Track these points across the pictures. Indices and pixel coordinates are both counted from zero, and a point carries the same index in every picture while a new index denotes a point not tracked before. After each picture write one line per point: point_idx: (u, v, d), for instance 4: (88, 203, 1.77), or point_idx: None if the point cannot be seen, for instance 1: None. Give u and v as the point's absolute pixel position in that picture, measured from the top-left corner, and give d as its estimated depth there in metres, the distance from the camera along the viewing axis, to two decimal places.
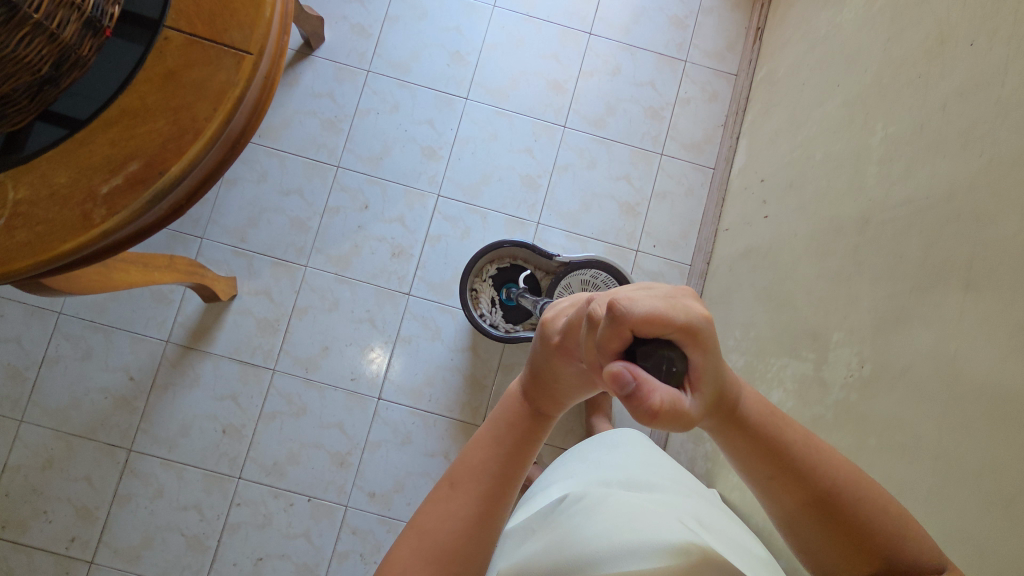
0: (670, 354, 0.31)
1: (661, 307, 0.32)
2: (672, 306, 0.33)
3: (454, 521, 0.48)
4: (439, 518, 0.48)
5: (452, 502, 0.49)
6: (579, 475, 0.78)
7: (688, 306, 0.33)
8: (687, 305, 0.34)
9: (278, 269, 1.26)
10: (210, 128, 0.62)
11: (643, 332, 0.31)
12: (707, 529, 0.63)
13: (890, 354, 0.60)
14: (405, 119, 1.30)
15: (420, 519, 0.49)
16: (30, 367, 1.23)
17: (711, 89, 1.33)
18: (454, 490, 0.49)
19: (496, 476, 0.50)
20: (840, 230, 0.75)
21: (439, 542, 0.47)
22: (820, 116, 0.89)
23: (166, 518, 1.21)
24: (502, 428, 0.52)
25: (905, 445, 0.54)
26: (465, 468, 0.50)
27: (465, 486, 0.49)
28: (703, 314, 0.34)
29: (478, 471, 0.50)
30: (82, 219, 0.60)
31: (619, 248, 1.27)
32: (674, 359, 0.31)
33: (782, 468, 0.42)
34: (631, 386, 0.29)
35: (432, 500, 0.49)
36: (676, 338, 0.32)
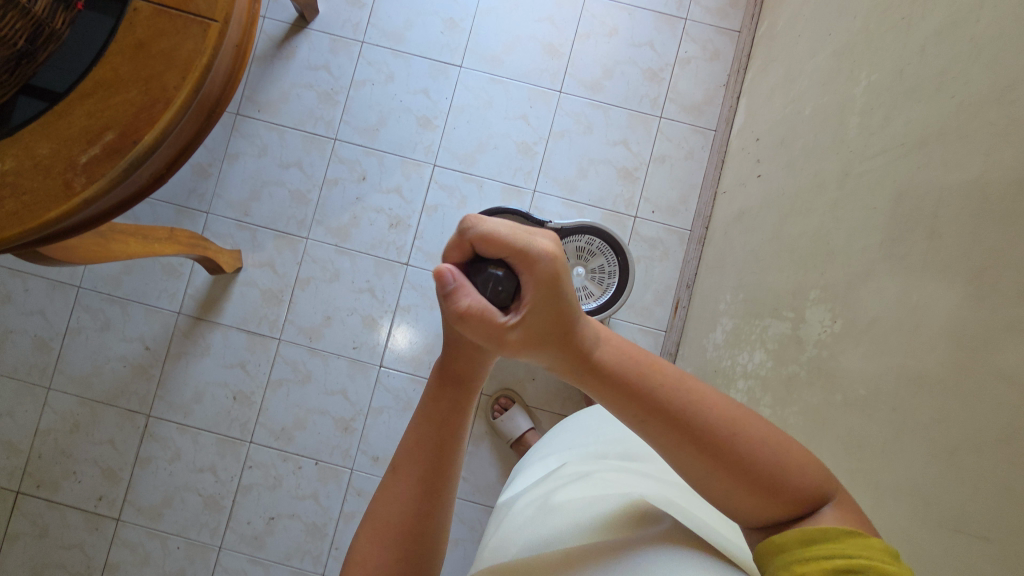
0: (496, 275, 0.39)
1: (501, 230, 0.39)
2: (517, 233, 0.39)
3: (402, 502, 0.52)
4: (388, 502, 0.52)
5: (396, 485, 0.53)
6: (574, 445, 0.76)
7: (530, 239, 0.39)
8: (535, 238, 0.40)
9: (281, 241, 1.29)
10: (179, 96, 0.64)
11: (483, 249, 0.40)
12: (691, 502, 0.62)
13: (859, 307, 0.58)
14: (400, 89, 1.30)
15: (376, 508, 0.53)
16: (55, 337, 1.31)
17: (712, 48, 1.28)
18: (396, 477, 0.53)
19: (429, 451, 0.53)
20: (822, 185, 0.72)
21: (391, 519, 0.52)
22: (812, 68, 0.85)
23: (184, 479, 1.28)
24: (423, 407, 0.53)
25: (865, 398, 0.54)
26: (405, 452, 0.53)
27: (405, 471, 0.53)
28: (547, 249, 0.40)
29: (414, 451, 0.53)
30: (64, 188, 0.62)
31: (616, 215, 1.26)
32: (499, 279, 0.39)
33: (657, 417, 0.44)
34: (449, 284, 0.40)
35: (380, 493, 0.53)
36: (512, 259, 0.39)
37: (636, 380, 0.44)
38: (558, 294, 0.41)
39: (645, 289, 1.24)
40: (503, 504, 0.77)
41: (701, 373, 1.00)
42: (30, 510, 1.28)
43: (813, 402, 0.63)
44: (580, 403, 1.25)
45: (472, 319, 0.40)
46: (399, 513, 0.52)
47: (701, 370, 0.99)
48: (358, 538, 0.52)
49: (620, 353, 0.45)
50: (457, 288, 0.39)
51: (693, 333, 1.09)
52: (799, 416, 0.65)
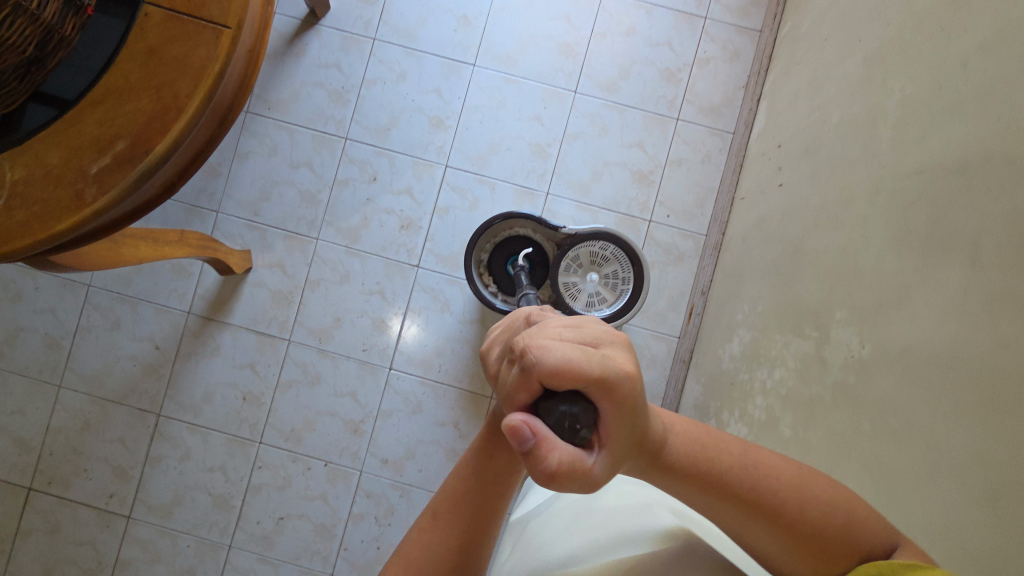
0: (575, 413, 0.38)
1: (575, 361, 0.38)
2: (591, 360, 0.39)
3: (438, 551, 0.53)
4: (420, 548, 0.53)
5: (433, 533, 0.54)
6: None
7: (602, 362, 0.39)
8: (604, 359, 0.40)
9: (291, 241, 1.28)
10: (191, 104, 0.62)
11: (555, 384, 0.38)
12: (706, 516, 0.62)
13: (891, 334, 0.57)
14: (412, 88, 1.28)
15: (406, 549, 0.54)
16: (65, 336, 1.31)
17: (732, 48, 1.25)
18: (433, 523, 0.54)
19: (473, 511, 0.54)
20: (850, 200, 0.70)
21: (426, 571, 0.52)
22: (839, 75, 0.82)
23: (194, 478, 1.28)
24: (471, 466, 0.55)
25: (896, 430, 0.53)
26: (444, 502, 0.55)
27: (444, 519, 0.54)
28: (622, 370, 0.40)
29: (455, 502, 0.55)
30: (75, 199, 0.61)
31: (630, 219, 1.24)
32: (577, 417, 0.38)
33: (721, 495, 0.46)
34: (532, 441, 0.35)
35: (413, 535, 0.55)
36: (590, 393, 0.38)
37: (702, 462, 0.46)
38: (627, 414, 0.40)
39: (659, 295, 1.22)
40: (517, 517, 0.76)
41: (716, 384, 0.98)
42: (42, 507, 1.29)
43: (838, 427, 0.61)
44: None
45: (562, 475, 0.36)
46: (433, 557, 0.53)
47: (717, 381, 0.98)
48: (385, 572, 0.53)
49: (683, 439, 0.47)
50: (545, 444, 0.36)
51: (708, 342, 1.08)
52: (823, 440, 0.63)
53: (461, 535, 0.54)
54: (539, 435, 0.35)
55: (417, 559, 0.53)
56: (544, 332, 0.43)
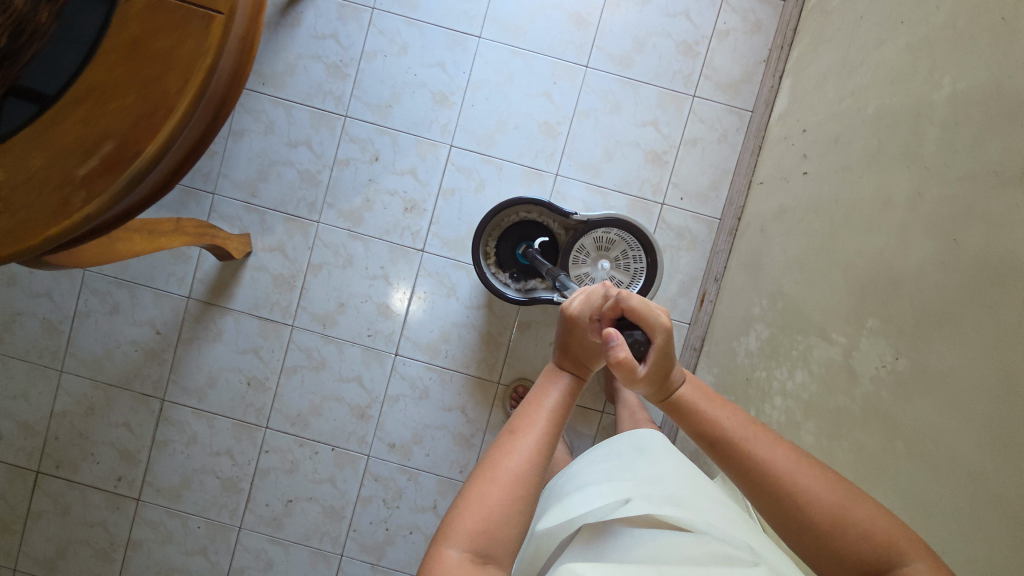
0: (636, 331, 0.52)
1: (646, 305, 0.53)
2: (657, 309, 0.53)
3: (529, 456, 0.49)
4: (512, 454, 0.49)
5: (522, 439, 0.50)
6: (622, 475, 0.67)
7: (663, 313, 0.53)
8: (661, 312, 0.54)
9: (291, 224, 1.24)
10: (181, 103, 0.56)
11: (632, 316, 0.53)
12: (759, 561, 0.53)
13: (932, 353, 0.54)
14: (414, 62, 1.21)
15: (496, 461, 0.49)
16: (64, 321, 1.28)
17: (754, 19, 1.18)
18: (516, 435, 0.51)
19: (557, 420, 0.53)
20: (886, 201, 0.66)
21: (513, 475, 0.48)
22: (876, 60, 0.77)
23: (202, 462, 1.28)
24: (546, 391, 0.56)
25: (936, 457, 0.51)
26: (528, 415, 0.53)
27: (527, 430, 0.51)
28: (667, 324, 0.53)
29: (539, 416, 0.53)
30: (62, 205, 0.57)
31: (643, 202, 1.19)
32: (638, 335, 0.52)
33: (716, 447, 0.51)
34: (615, 342, 0.49)
35: (498, 444, 0.50)
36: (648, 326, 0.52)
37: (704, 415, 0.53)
38: (671, 355, 0.53)
39: (670, 280, 1.19)
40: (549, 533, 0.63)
41: (730, 378, 0.96)
42: (51, 490, 1.29)
43: (867, 444, 0.59)
44: (599, 396, 1.22)
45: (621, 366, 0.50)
46: (520, 465, 0.49)
47: (730, 374, 0.96)
48: (468, 485, 0.48)
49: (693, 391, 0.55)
50: (619, 345, 0.49)
51: (720, 331, 1.05)
52: (848, 454, 0.61)
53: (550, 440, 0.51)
54: (618, 338, 0.49)
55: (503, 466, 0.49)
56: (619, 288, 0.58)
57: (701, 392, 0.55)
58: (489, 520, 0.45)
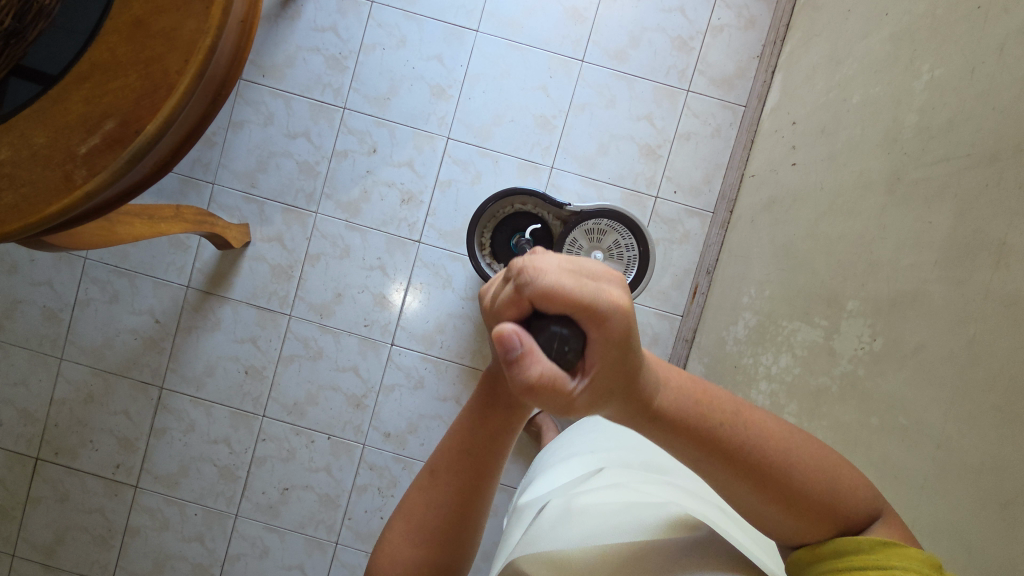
0: (562, 333, 0.31)
1: (567, 286, 0.31)
2: (584, 286, 0.32)
3: (439, 507, 0.50)
4: (422, 504, 0.50)
5: (433, 488, 0.50)
6: (599, 445, 0.70)
7: (603, 291, 0.32)
8: (600, 287, 0.32)
9: (289, 215, 1.26)
10: (181, 82, 0.58)
11: (544, 305, 0.32)
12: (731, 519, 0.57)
13: (906, 330, 0.55)
14: (412, 55, 1.23)
15: (407, 504, 0.51)
16: (64, 309, 1.30)
17: (748, 15, 1.20)
18: (434, 477, 0.51)
19: (473, 460, 0.50)
20: (868, 187, 0.68)
21: (424, 527, 0.50)
22: (862, 51, 0.78)
23: (199, 449, 1.30)
24: (466, 425, 0.51)
25: (906, 428, 0.52)
26: (443, 456, 0.51)
27: (444, 473, 0.50)
28: (618, 302, 0.32)
29: (456, 456, 0.51)
30: (65, 181, 0.58)
31: (636, 195, 1.21)
32: (565, 338, 0.31)
33: (706, 451, 0.40)
34: (518, 350, 0.31)
35: (412, 489, 0.52)
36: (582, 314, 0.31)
37: (686, 416, 0.39)
38: (630, 348, 0.34)
39: (663, 273, 1.21)
40: (529, 505, 0.67)
41: (720, 366, 0.98)
42: (50, 476, 1.31)
43: (845, 421, 0.61)
44: None
45: (544, 391, 0.31)
46: (434, 513, 0.50)
47: (720, 363, 0.98)
48: (387, 527, 0.51)
49: (672, 390, 0.39)
50: (527, 356, 0.31)
51: (711, 322, 1.07)
52: (828, 432, 0.63)
53: (463, 485, 0.50)
54: (518, 345, 0.30)
55: (419, 513, 0.50)
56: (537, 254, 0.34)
57: (688, 381, 0.40)
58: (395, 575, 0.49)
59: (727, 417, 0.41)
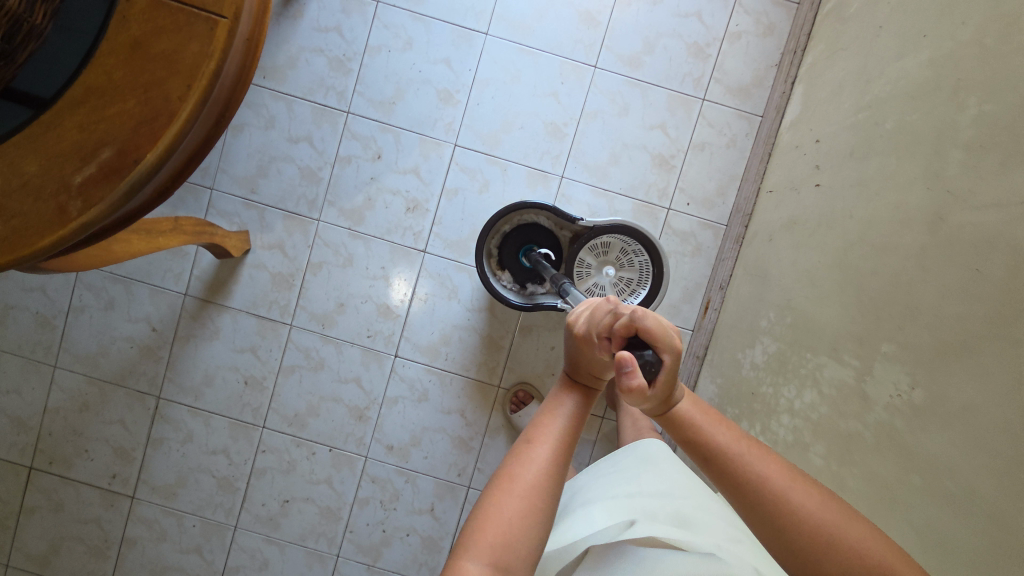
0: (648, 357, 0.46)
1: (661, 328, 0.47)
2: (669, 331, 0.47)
3: (543, 466, 0.49)
4: (525, 463, 0.49)
5: (536, 449, 0.50)
6: (619, 492, 0.70)
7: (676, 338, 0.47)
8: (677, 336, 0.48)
9: (291, 222, 1.22)
10: (184, 108, 0.55)
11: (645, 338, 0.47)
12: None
13: (953, 385, 0.52)
14: (419, 58, 1.18)
15: (507, 470, 0.49)
16: (58, 315, 1.26)
17: (767, 22, 1.16)
18: (533, 443, 0.51)
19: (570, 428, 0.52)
20: (905, 221, 0.65)
21: (530, 485, 0.47)
22: (895, 72, 0.75)
23: (198, 460, 1.27)
24: (559, 399, 0.55)
25: (953, 492, 0.50)
26: (540, 425, 0.52)
27: (544, 439, 0.51)
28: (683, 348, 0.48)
29: (552, 428, 0.52)
30: (58, 213, 0.55)
31: (648, 206, 1.18)
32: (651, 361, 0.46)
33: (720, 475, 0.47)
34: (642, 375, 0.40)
35: (512, 454, 0.50)
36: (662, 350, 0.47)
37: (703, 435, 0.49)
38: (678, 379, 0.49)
39: (675, 287, 1.18)
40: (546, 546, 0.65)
41: (735, 390, 0.95)
42: (44, 486, 1.28)
43: (880, 470, 0.58)
44: (600, 401, 1.21)
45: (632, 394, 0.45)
46: (537, 473, 0.48)
47: (735, 386, 0.95)
48: (486, 494, 0.48)
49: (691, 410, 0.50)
50: (633, 371, 0.44)
51: (725, 341, 1.04)
52: (860, 479, 0.60)
53: (563, 451, 0.51)
54: (632, 364, 0.44)
55: (521, 474, 0.48)
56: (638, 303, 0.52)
57: (701, 408, 0.50)
58: (505, 531, 0.45)
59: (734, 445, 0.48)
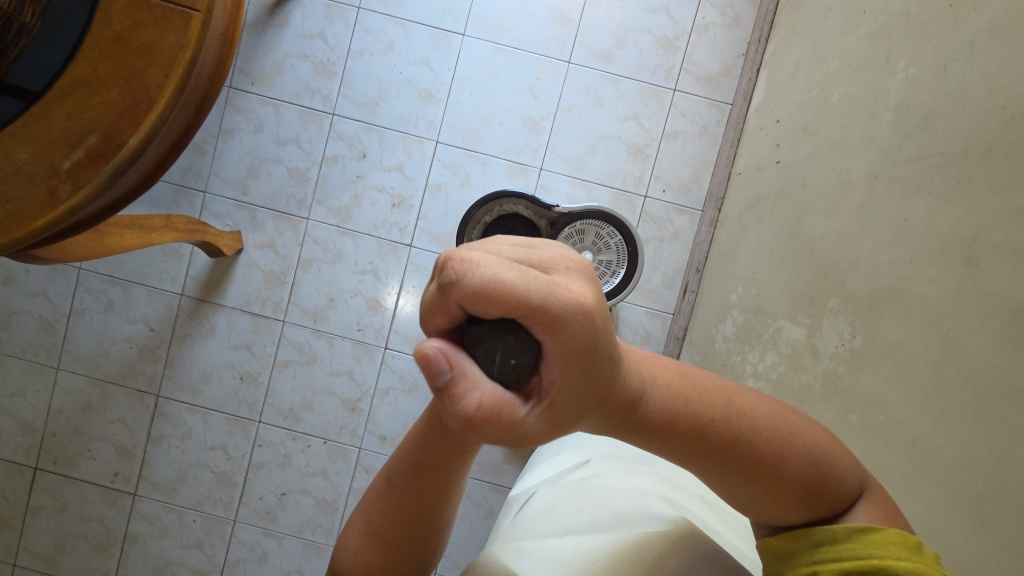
0: (505, 342, 0.30)
1: (509, 285, 0.29)
2: (531, 281, 0.29)
3: (391, 514, 0.47)
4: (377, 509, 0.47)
5: (388, 495, 0.47)
6: (587, 438, 0.72)
7: (554, 290, 0.30)
8: (554, 284, 0.30)
9: (281, 221, 1.26)
10: (163, 96, 0.59)
11: (479, 311, 0.30)
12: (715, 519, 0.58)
13: (883, 328, 0.55)
14: (400, 60, 1.23)
15: (365, 507, 0.48)
16: (60, 319, 1.31)
17: (732, 13, 1.20)
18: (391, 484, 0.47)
19: (427, 466, 0.46)
20: (847, 185, 0.68)
21: (380, 528, 0.47)
22: (841, 49, 0.79)
23: (197, 456, 1.30)
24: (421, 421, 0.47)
25: (884, 426, 0.52)
26: (401, 461, 0.47)
27: (398, 483, 0.47)
28: (575, 300, 0.30)
29: (412, 460, 0.46)
30: (49, 196, 0.59)
31: (625, 194, 1.21)
32: (508, 350, 0.30)
33: (699, 446, 0.40)
34: (445, 374, 0.29)
35: (370, 491, 0.49)
36: (522, 323, 0.30)
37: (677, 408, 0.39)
38: (591, 360, 0.32)
39: (654, 271, 1.21)
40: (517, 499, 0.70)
41: (710, 365, 0.98)
42: (49, 485, 1.31)
43: (826, 417, 0.61)
44: None
45: (485, 416, 0.30)
46: (386, 520, 0.47)
47: (709, 361, 0.98)
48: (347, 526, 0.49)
49: (658, 386, 0.39)
50: (455, 376, 0.29)
51: (701, 320, 1.07)
52: (811, 429, 0.63)
53: (417, 496, 0.46)
54: (440, 358, 0.29)
55: (379, 518, 0.47)
56: (487, 250, 0.32)
57: (670, 379, 0.40)
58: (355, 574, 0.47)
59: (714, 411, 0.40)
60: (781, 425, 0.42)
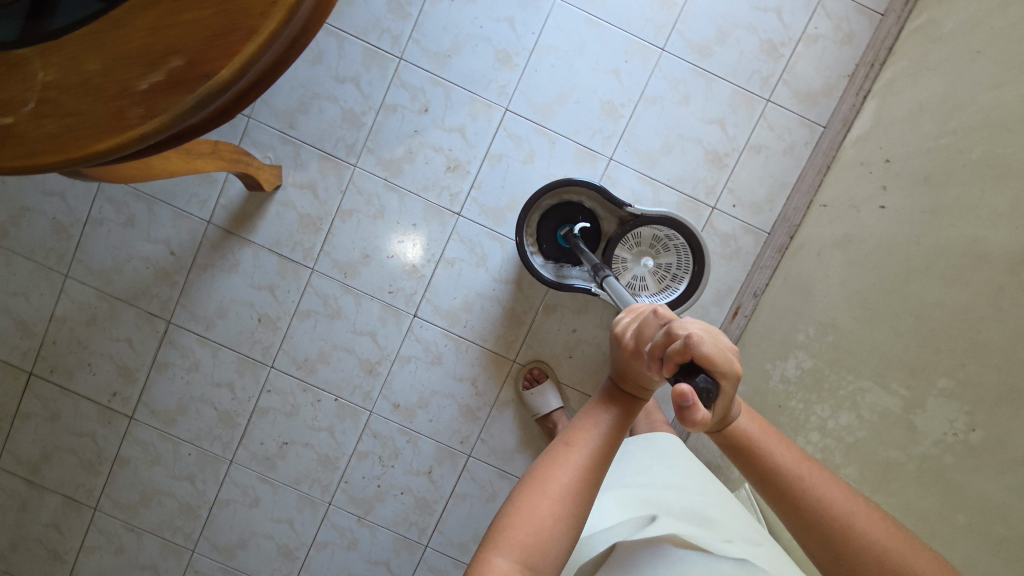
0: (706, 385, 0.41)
1: (719, 353, 0.42)
2: (727, 356, 0.43)
3: (576, 471, 0.49)
4: (560, 468, 0.49)
5: (570, 455, 0.50)
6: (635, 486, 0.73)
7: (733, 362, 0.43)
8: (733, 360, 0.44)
9: (326, 163, 1.18)
10: (265, 26, 0.50)
11: (701, 362, 0.42)
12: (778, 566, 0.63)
13: (1014, 432, 0.53)
14: (482, 13, 1.13)
15: (540, 470, 0.50)
16: (75, 225, 1.23)
17: (847, 29, 1.11)
18: (570, 448, 0.50)
19: (611, 430, 0.52)
20: (981, 258, 0.63)
21: (561, 487, 0.48)
22: (988, 103, 0.72)
23: (201, 390, 1.26)
24: (598, 409, 0.53)
25: (1004, 537, 0.52)
26: (579, 429, 0.52)
27: (581, 443, 0.51)
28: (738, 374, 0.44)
29: (593, 427, 0.52)
30: (115, 117, 0.52)
31: (693, 202, 1.15)
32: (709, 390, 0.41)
33: (771, 476, 0.51)
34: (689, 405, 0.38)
35: (548, 456, 0.50)
36: (719, 375, 0.42)
37: (759, 447, 0.53)
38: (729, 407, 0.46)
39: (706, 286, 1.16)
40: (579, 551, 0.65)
41: (760, 400, 0.94)
42: (43, 393, 1.26)
43: (923, 505, 0.60)
44: None
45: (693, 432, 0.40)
46: (569, 478, 0.49)
47: (759, 396, 0.94)
48: (515, 493, 0.49)
49: (750, 425, 0.53)
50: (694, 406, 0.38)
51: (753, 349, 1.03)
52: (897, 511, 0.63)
53: (600, 453, 0.50)
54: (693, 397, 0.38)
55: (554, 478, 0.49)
56: (694, 323, 0.46)
57: (758, 426, 0.53)
58: (537, 534, 0.46)
59: (790, 458, 0.52)
60: (849, 491, 0.50)
